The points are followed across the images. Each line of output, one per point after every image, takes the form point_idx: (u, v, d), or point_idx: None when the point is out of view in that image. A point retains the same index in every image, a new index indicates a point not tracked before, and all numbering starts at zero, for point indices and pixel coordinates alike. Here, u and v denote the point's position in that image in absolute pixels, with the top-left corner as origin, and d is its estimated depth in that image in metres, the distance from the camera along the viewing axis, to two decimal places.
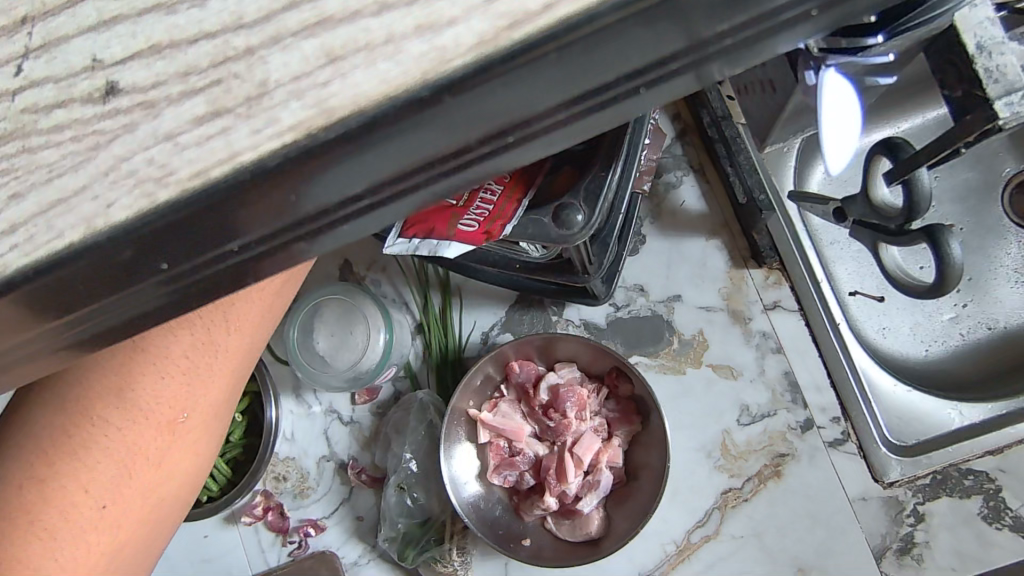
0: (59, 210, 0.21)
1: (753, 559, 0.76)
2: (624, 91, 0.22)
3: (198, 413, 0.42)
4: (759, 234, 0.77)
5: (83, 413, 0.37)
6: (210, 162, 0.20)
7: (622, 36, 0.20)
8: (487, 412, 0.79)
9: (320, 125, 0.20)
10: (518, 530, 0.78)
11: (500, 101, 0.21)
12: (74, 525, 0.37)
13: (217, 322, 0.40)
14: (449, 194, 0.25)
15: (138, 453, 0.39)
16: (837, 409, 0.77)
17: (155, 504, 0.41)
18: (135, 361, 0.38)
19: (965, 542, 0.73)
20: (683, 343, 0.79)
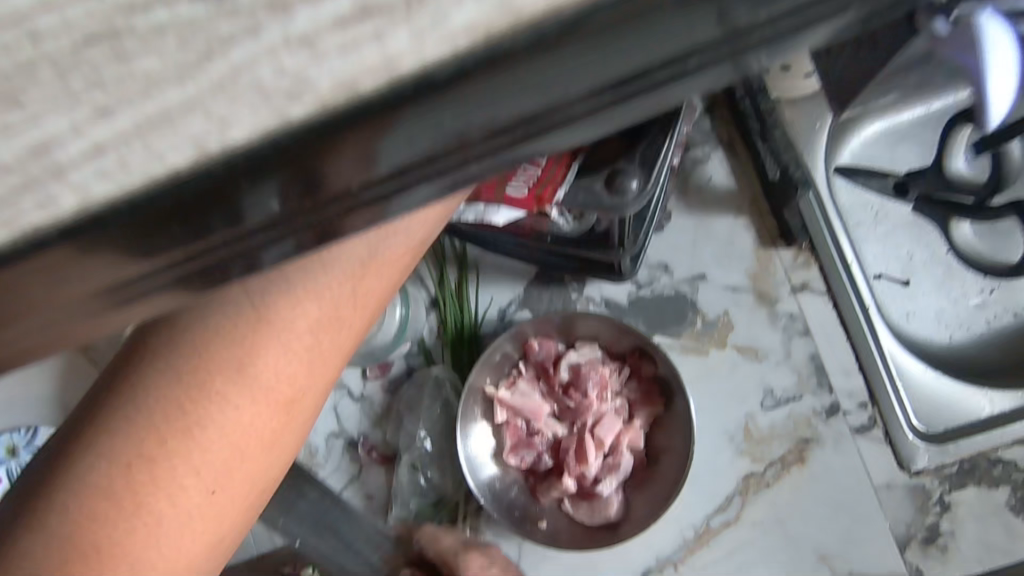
0: (161, 128, 0.18)
1: (775, 547, 0.74)
2: (661, 77, 0.21)
3: (312, 393, 0.39)
4: (791, 214, 0.74)
5: (200, 385, 0.36)
6: (356, 72, 0.18)
7: (675, 17, 0.19)
8: (505, 390, 0.76)
9: (493, 26, 0.17)
10: (534, 512, 0.75)
11: (601, 65, 0.20)
12: (187, 505, 0.37)
13: (328, 299, 0.37)
14: (466, 180, 0.24)
15: (248, 439, 0.37)
16: (865, 394, 0.75)
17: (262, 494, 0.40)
18: (254, 335, 0.36)
19: (992, 533, 0.72)
20: (707, 324, 0.77)
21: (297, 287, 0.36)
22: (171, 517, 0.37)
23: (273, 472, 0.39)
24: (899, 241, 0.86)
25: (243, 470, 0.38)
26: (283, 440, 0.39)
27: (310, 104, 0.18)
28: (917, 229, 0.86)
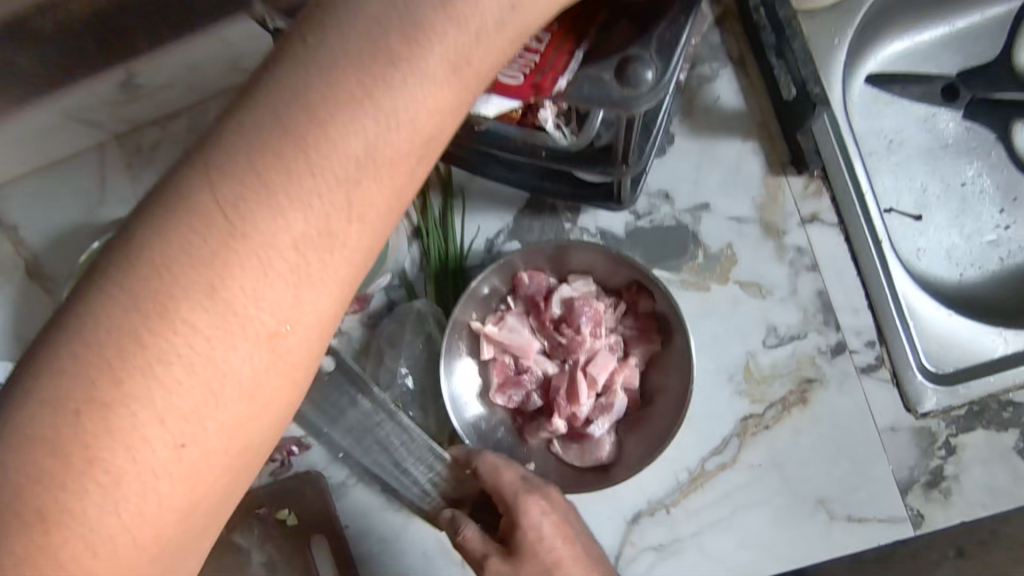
0: None
1: (772, 490, 0.70)
2: None
3: (311, 335, 0.33)
4: (804, 137, 0.70)
5: (160, 317, 0.30)
6: None
7: None
8: (492, 326, 0.71)
9: None
10: (521, 454, 0.71)
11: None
12: (163, 470, 0.30)
13: (326, 200, 0.32)
14: None
15: (230, 385, 0.31)
16: (873, 332, 0.71)
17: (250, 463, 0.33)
18: (230, 248, 0.30)
19: (998, 477, 0.69)
20: (709, 257, 0.72)
21: (289, 183, 0.31)
22: (139, 489, 0.30)
23: (262, 432, 0.33)
24: (913, 172, 0.81)
25: (224, 426, 0.31)
26: (272, 390, 0.32)
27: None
28: (932, 158, 0.81)
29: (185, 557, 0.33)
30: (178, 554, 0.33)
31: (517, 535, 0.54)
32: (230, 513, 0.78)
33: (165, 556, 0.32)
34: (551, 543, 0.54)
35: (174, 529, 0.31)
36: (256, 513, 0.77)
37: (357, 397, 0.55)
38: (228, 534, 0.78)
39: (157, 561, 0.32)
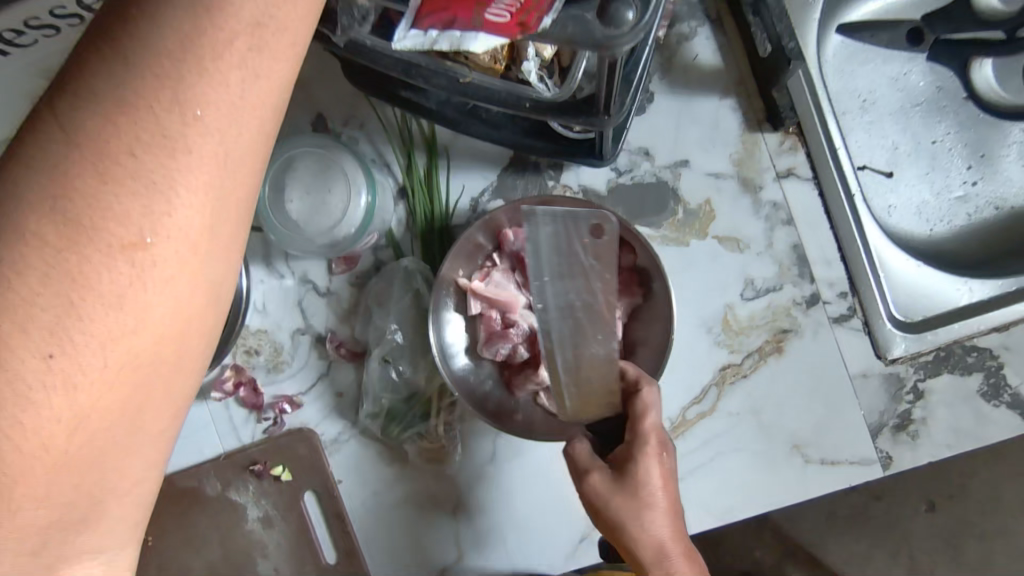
0: None
1: (749, 436, 0.73)
2: None
3: (174, 243, 0.37)
4: (780, 93, 0.71)
5: (15, 237, 0.33)
6: None
7: None
8: (478, 281, 0.74)
9: None
10: (510, 405, 0.74)
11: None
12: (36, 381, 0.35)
13: (162, 113, 0.35)
14: None
15: (92, 295, 0.35)
16: (846, 284, 0.74)
17: (136, 370, 0.37)
18: (75, 165, 0.34)
19: (962, 418, 0.73)
20: (688, 213, 0.74)
21: (124, 98, 0.34)
22: (19, 395, 0.35)
23: (144, 341, 0.37)
24: (885, 130, 0.84)
25: (94, 335, 0.35)
26: (143, 300, 0.36)
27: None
28: (902, 116, 0.84)
29: (94, 461, 0.38)
30: (83, 456, 0.37)
31: (628, 466, 0.60)
32: (225, 469, 0.80)
33: (70, 458, 0.37)
34: (651, 488, 0.59)
35: (66, 427, 0.36)
36: (251, 470, 0.79)
37: (591, 275, 0.56)
38: (224, 491, 0.80)
39: (59, 464, 0.37)
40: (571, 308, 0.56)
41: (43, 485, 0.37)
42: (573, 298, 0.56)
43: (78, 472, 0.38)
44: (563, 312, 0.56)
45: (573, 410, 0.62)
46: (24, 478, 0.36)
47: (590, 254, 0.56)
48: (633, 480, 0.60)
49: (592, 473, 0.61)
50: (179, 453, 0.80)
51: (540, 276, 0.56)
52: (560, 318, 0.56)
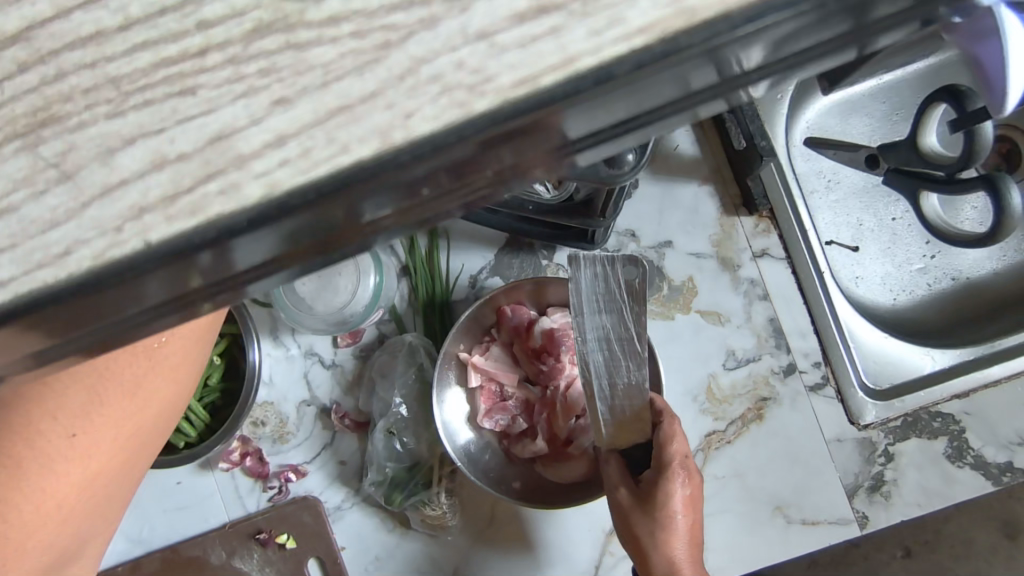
0: (115, 197, 0.15)
1: (734, 499, 0.78)
2: (651, 118, 0.18)
3: (170, 357, 0.43)
4: (754, 182, 0.78)
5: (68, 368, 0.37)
6: (304, 133, 0.15)
7: (641, 88, 0.16)
8: (478, 356, 0.78)
9: (460, 118, 0.15)
10: (508, 472, 0.78)
11: (602, 107, 0.16)
12: (70, 450, 0.40)
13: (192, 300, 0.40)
14: (443, 209, 0.19)
15: (114, 397, 0.41)
16: (819, 354, 0.80)
17: (140, 428, 0.44)
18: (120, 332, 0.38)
19: (931, 479, 0.78)
20: (673, 289, 0.80)
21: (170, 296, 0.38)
22: (50, 474, 0.39)
23: (135, 424, 0.44)
24: (850, 207, 0.90)
25: (109, 414, 0.41)
26: (143, 399, 0.43)
27: (309, 175, 0.15)
28: (865, 195, 0.90)
29: (95, 502, 0.44)
30: (84, 509, 0.43)
31: (657, 493, 0.68)
32: (231, 538, 0.82)
33: (71, 516, 0.42)
34: (673, 512, 0.68)
35: (76, 495, 0.42)
36: (256, 538, 0.82)
37: (625, 311, 0.61)
38: (229, 560, 0.82)
39: (61, 521, 0.42)
40: (608, 340, 0.60)
41: (50, 534, 0.42)
42: (608, 330, 0.60)
43: (80, 515, 0.43)
44: (599, 343, 0.60)
45: (605, 436, 0.66)
46: (39, 534, 0.41)
47: (626, 296, 0.61)
48: (660, 505, 0.68)
49: (622, 494, 0.68)
50: (184, 522, 0.83)
51: (580, 310, 0.61)
52: (597, 348, 0.60)
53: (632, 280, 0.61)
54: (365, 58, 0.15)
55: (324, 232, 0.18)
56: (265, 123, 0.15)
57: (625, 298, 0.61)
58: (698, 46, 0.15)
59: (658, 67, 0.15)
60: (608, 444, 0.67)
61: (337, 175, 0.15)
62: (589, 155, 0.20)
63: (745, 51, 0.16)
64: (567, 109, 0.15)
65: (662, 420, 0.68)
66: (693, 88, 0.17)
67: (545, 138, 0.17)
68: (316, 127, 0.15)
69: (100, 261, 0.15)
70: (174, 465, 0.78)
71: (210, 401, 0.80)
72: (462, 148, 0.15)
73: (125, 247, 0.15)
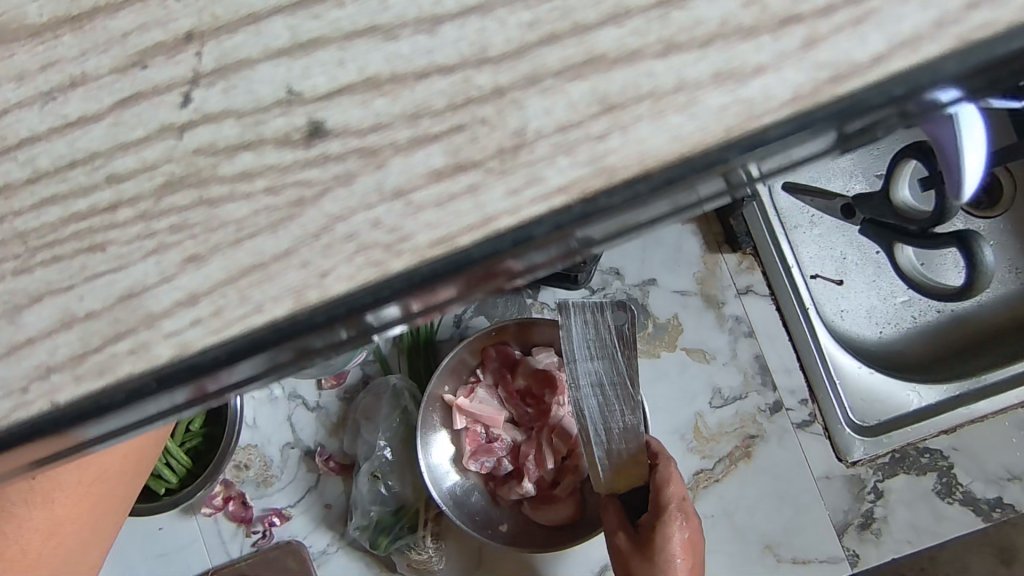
0: (24, 353, 0.15)
1: (723, 539, 0.77)
2: (601, 241, 0.19)
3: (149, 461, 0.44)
4: (736, 221, 0.79)
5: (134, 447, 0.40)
6: (216, 289, 0.15)
7: (581, 234, 0.16)
8: (464, 398, 0.77)
9: (379, 276, 0.15)
10: (495, 515, 0.77)
11: (541, 251, 0.16)
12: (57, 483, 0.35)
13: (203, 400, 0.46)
14: (397, 324, 0.20)
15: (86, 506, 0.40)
16: (806, 391, 0.79)
17: (130, 465, 0.41)
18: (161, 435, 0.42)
19: (921, 517, 0.77)
20: (658, 327, 0.80)
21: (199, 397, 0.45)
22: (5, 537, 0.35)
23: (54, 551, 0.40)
24: (833, 242, 0.91)
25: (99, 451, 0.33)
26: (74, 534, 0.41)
27: (221, 335, 0.15)
28: (847, 231, 0.91)
29: None
30: None
31: (655, 538, 0.67)
32: None
33: None
34: (671, 556, 0.67)
35: None
36: None
37: (618, 356, 0.61)
38: None
39: None
40: (601, 385, 0.60)
41: None
42: (601, 375, 0.60)
43: (84, 537, 0.42)
44: (593, 388, 0.60)
45: (602, 480, 0.66)
46: None
47: (618, 343, 0.61)
48: (658, 550, 0.67)
49: (620, 538, 0.68)
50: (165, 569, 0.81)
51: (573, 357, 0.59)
52: (591, 394, 0.60)
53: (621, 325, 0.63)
54: (278, 216, 0.15)
55: (268, 365, 0.17)
56: (177, 281, 0.15)
57: (616, 343, 0.61)
58: (716, 164, 0.15)
59: (583, 225, 0.15)
60: (607, 490, 0.67)
61: (249, 335, 0.15)
62: (549, 270, 0.20)
63: (757, 164, 0.16)
64: (510, 258, 0.15)
65: (658, 462, 0.68)
66: (701, 194, 0.17)
67: (505, 268, 0.16)
68: (228, 285, 0.15)
69: (7, 421, 0.15)
70: (153, 513, 0.77)
71: (192, 445, 0.79)
72: (381, 307, 0.15)
73: (31, 409, 0.15)
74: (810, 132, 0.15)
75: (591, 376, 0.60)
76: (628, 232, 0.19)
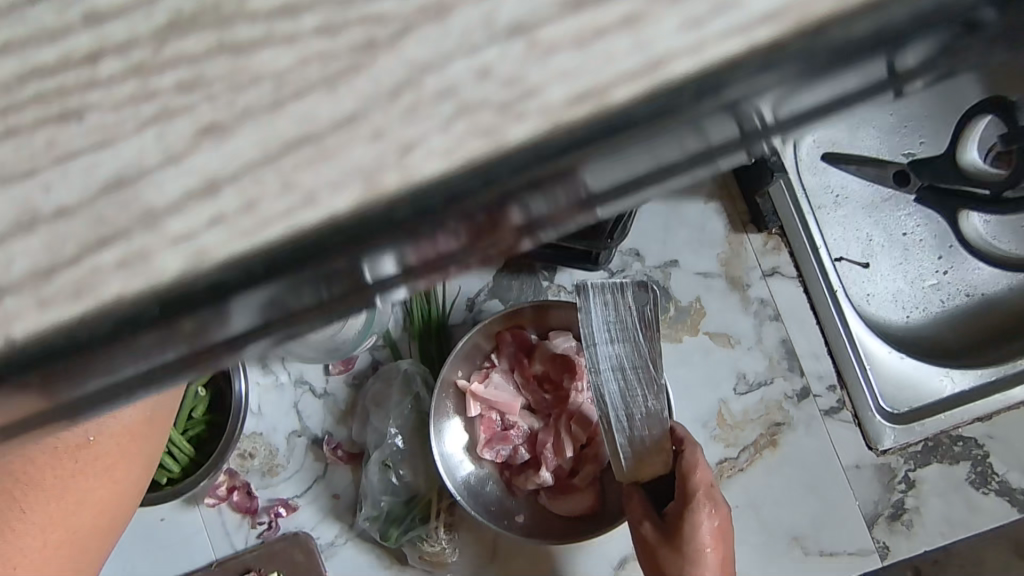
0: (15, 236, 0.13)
1: (748, 530, 0.74)
2: (601, 197, 0.16)
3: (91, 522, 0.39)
4: (763, 199, 0.76)
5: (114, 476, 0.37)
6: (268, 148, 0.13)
7: (599, 166, 0.14)
8: (478, 384, 0.74)
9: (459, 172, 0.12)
10: (510, 506, 0.74)
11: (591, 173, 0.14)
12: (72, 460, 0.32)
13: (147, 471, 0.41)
14: (439, 275, 0.17)
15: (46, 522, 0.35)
16: (834, 376, 0.76)
17: (94, 504, 0.37)
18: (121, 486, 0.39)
19: (954, 508, 0.74)
20: (680, 310, 0.77)
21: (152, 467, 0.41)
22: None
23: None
24: (859, 223, 0.88)
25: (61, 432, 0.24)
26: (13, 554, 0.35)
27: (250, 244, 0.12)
28: (875, 210, 0.88)
29: None
30: None
31: (683, 526, 0.64)
32: None
33: None
34: (701, 546, 0.64)
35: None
36: None
37: (640, 340, 0.60)
38: None
39: None
40: (622, 369, 0.60)
41: None
42: (622, 359, 0.60)
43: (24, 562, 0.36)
44: (613, 373, 0.59)
45: (624, 469, 0.62)
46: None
47: (640, 323, 0.61)
48: (687, 540, 0.64)
49: (646, 527, 0.64)
50: (168, 563, 0.78)
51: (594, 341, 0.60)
52: (611, 378, 0.59)
53: (643, 306, 0.63)
54: (323, 64, 0.13)
55: (289, 311, 0.15)
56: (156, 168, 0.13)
57: (639, 325, 0.61)
58: (729, 95, 0.13)
59: (620, 143, 0.13)
60: (628, 479, 0.64)
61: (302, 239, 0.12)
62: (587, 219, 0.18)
63: (767, 105, 0.14)
64: (522, 197, 0.14)
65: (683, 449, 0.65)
66: (709, 142, 0.15)
67: (501, 219, 0.14)
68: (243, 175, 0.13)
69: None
70: (153, 504, 0.74)
71: (195, 433, 0.76)
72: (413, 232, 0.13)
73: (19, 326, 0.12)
74: (815, 64, 0.13)
75: (610, 361, 0.60)
76: (633, 186, 0.16)
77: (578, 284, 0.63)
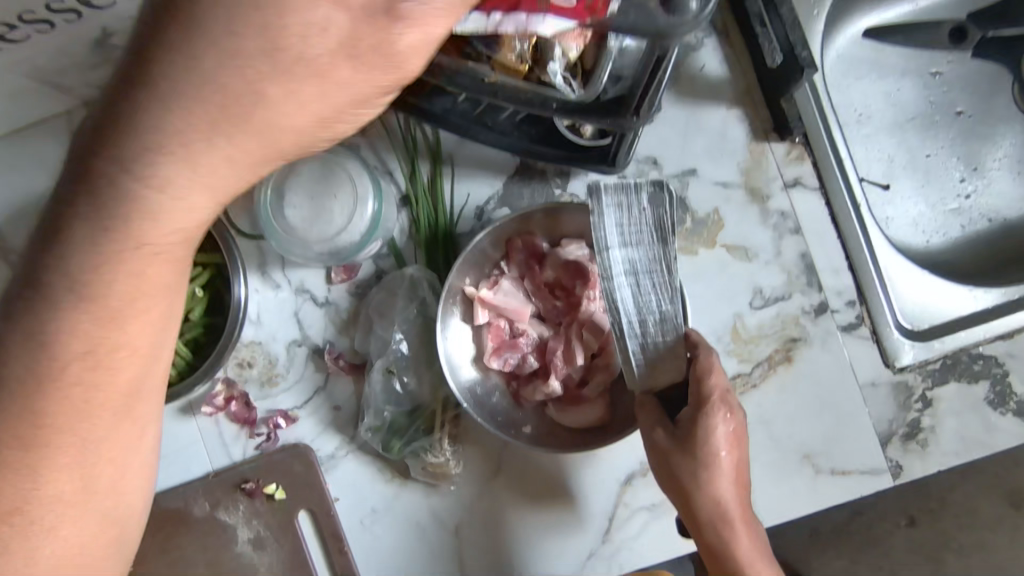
0: None
1: (760, 446, 0.72)
2: None
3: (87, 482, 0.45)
4: (788, 103, 0.72)
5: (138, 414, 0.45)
6: None
7: None
8: (486, 290, 0.71)
9: None
10: (518, 417, 0.72)
11: None
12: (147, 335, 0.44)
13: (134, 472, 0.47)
14: None
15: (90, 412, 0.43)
16: (853, 292, 0.74)
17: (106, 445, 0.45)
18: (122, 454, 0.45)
19: (969, 425, 0.72)
20: (697, 222, 0.74)
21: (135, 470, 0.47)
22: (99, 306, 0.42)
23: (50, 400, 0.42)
24: (882, 142, 0.85)
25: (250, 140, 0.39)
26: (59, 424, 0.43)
27: None
28: (897, 130, 0.85)
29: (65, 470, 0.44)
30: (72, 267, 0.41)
31: (696, 431, 0.62)
32: (215, 489, 0.75)
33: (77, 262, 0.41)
34: (716, 450, 0.62)
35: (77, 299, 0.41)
36: (242, 489, 0.75)
37: (657, 245, 0.61)
38: (212, 512, 0.75)
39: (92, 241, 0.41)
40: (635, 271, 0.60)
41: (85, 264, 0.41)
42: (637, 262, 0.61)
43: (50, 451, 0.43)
44: (628, 277, 0.61)
45: (636, 376, 0.62)
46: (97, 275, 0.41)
47: (655, 228, 0.61)
48: (701, 444, 0.62)
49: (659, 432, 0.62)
50: (165, 472, 0.76)
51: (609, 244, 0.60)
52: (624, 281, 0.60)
53: (659, 206, 0.61)
54: None
55: None
56: None
57: (653, 231, 0.61)
58: None
59: None
60: (641, 385, 0.63)
61: None
62: None
63: None
64: None
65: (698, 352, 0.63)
66: None
67: None
68: None
69: None
70: None
71: (191, 337, 0.74)
72: None
73: None
74: None
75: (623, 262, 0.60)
76: None
77: (589, 184, 0.60)
